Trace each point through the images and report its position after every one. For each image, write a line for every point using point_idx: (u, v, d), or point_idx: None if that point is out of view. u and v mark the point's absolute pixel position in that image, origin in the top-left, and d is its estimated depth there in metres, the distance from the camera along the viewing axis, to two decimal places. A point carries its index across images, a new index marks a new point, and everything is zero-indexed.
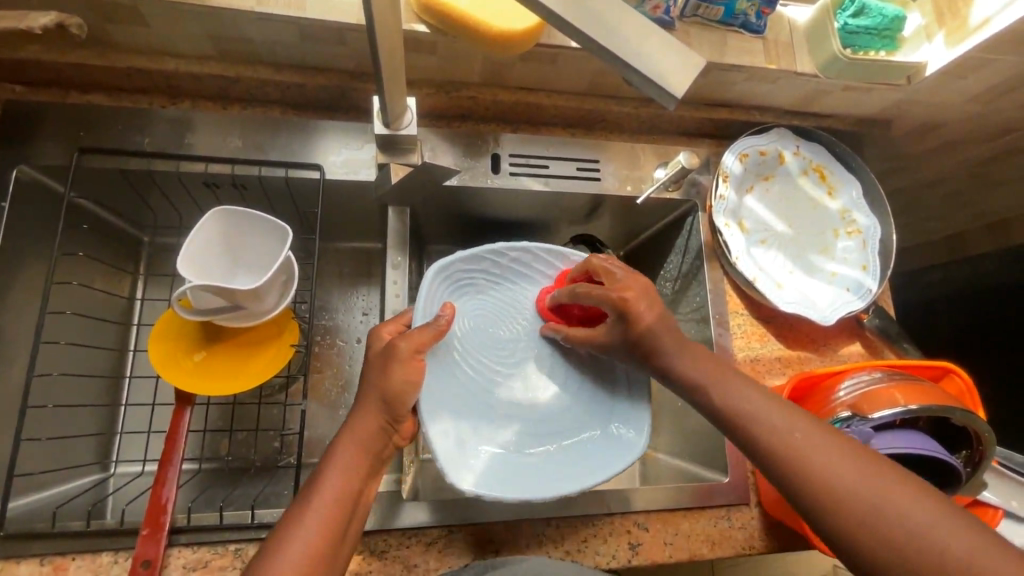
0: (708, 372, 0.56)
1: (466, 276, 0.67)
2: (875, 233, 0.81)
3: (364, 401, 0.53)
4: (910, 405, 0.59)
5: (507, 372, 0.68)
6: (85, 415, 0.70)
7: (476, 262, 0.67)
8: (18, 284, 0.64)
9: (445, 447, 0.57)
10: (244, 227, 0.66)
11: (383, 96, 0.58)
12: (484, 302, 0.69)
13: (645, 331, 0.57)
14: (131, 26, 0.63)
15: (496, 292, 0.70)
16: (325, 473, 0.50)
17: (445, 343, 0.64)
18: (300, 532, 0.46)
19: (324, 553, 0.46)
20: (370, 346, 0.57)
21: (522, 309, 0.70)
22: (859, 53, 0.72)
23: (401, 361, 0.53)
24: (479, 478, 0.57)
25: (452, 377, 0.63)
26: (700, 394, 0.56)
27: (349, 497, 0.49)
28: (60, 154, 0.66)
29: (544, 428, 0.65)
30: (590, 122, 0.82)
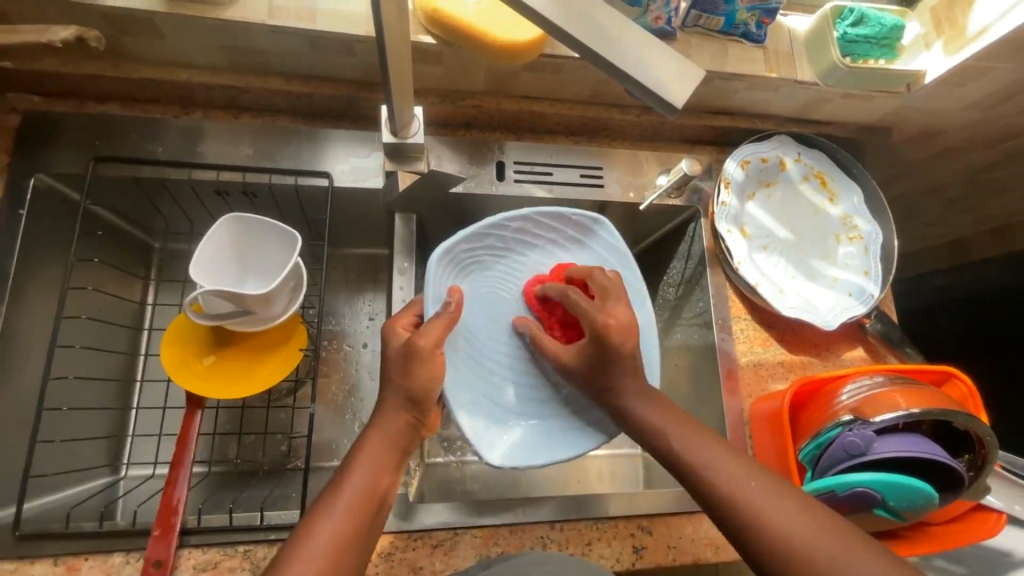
0: (678, 421, 0.56)
1: (472, 255, 0.66)
2: (877, 238, 0.82)
3: (387, 401, 0.54)
4: (911, 409, 0.60)
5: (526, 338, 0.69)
6: (97, 418, 0.71)
7: (479, 240, 0.66)
8: (32, 288, 0.65)
9: (478, 432, 0.61)
10: (255, 234, 0.67)
11: (391, 105, 0.60)
12: (490, 278, 0.68)
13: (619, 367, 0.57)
14: (146, 38, 0.65)
15: (503, 265, 0.69)
16: (351, 468, 0.51)
17: (461, 326, 0.64)
18: (327, 522, 0.48)
19: (346, 548, 0.47)
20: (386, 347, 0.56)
21: (530, 276, 0.70)
22: (858, 61, 0.73)
23: (423, 360, 0.53)
24: (510, 450, 0.62)
25: (469, 360, 0.64)
26: (670, 434, 0.55)
27: (371, 492, 0.50)
28: (76, 163, 0.68)
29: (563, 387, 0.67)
30: (593, 130, 0.83)
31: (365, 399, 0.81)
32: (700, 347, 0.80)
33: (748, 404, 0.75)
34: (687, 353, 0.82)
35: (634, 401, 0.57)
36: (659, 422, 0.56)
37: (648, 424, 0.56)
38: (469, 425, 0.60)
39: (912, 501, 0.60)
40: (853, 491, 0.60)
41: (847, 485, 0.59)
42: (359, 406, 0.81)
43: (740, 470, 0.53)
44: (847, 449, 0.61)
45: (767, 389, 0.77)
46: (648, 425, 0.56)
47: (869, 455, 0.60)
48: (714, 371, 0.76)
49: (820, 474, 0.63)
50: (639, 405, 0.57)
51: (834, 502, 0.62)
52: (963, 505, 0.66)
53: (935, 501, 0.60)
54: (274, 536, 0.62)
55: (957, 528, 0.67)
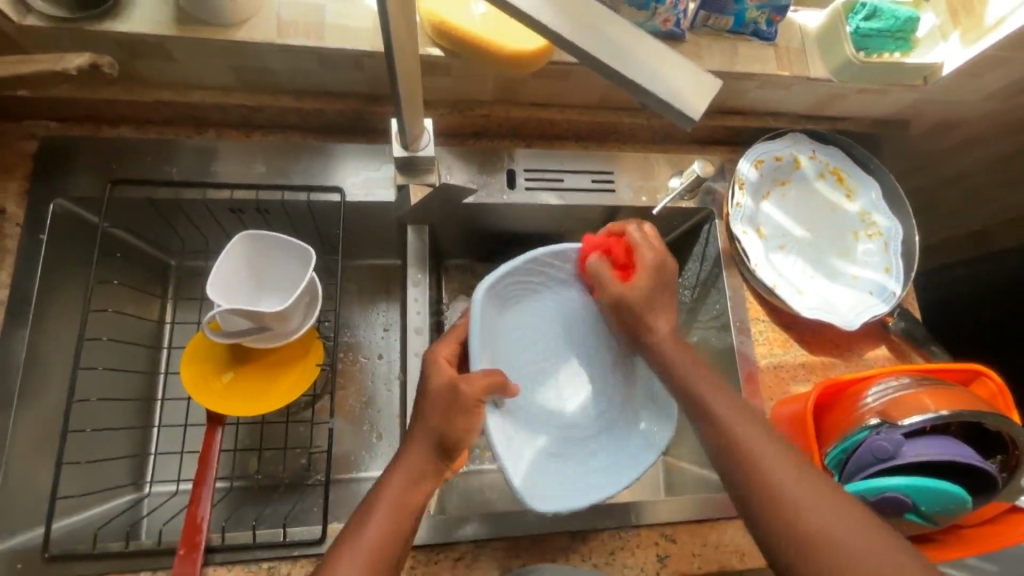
0: (707, 382, 0.60)
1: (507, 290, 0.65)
2: (896, 235, 0.80)
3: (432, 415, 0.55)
4: (941, 411, 0.58)
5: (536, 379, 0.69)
6: (120, 437, 0.72)
7: (520, 276, 0.66)
8: (53, 312, 0.67)
9: (509, 454, 0.59)
10: (271, 251, 0.68)
11: (400, 119, 0.59)
12: (518, 314, 0.68)
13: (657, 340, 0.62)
14: (159, 61, 0.66)
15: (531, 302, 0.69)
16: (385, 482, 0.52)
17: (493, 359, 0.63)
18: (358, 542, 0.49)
19: (379, 557, 0.49)
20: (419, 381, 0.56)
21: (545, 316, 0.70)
22: (872, 56, 0.72)
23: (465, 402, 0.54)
24: (538, 487, 0.60)
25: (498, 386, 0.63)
26: (689, 375, 0.60)
27: (403, 505, 0.51)
28: (93, 186, 0.69)
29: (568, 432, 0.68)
30: (603, 135, 0.83)
31: (382, 410, 0.82)
32: (719, 350, 0.79)
33: (769, 407, 0.74)
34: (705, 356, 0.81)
35: (664, 337, 0.62)
36: (680, 360, 0.61)
37: (666, 359, 0.62)
38: (503, 444, 0.59)
39: (944, 505, 0.59)
40: (883, 496, 0.58)
41: (877, 491, 0.58)
42: (377, 417, 0.81)
43: (756, 433, 0.55)
44: (874, 453, 0.60)
45: (788, 392, 0.76)
46: (665, 359, 0.62)
47: (897, 459, 0.59)
48: (733, 374, 0.75)
49: (847, 479, 0.62)
50: (666, 343, 0.62)
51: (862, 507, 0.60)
52: (996, 508, 0.65)
53: (968, 505, 0.59)
54: (297, 552, 0.62)
55: (995, 530, 0.65)
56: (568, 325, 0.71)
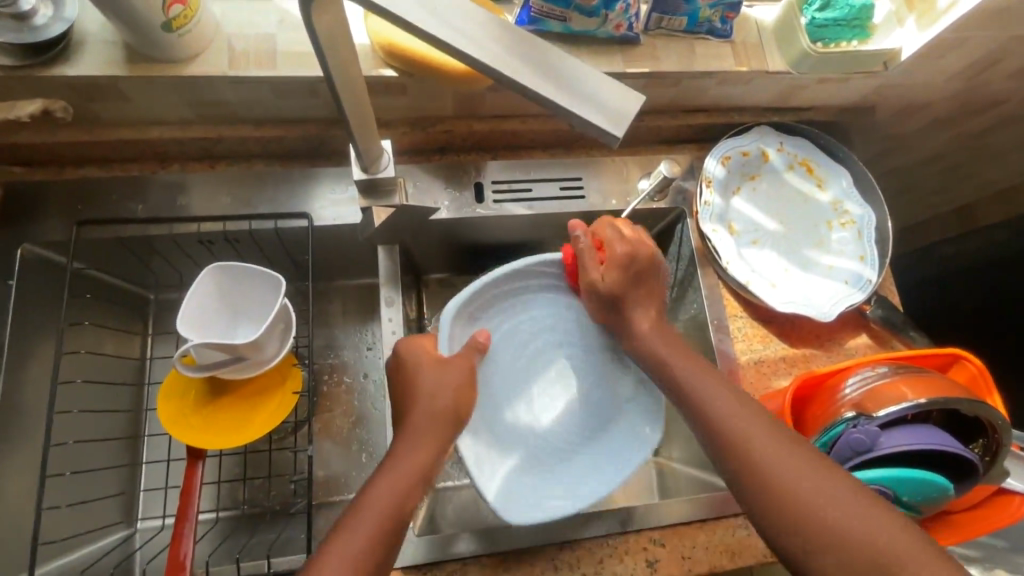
0: (695, 366, 0.60)
1: (512, 289, 0.70)
2: (870, 221, 0.80)
3: (423, 433, 0.55)
4: (917, 399, 0.58)
5: (517, 403, 0.70)
6: (105, 477, 0.72)
7: (530, 278, 0.70)
8: (28, 359, 0.67)
9: (481, 464, 0.63)
10: (241, 281, 0.68)
11: (354, 142, 0.59)
12: (506, 336, 0.70)
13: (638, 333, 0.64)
14: (115, 102, 0.66)
15: (528, 330, 0.72)
16: (374, 499, 0.51)
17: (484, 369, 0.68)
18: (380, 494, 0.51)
19: (392, 518, 0.50)
20: (407, 355, 0.60)
21: (533, 326, 0.72)
22: (830, 45, 0.71)
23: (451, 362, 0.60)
24: (514, 498, 0.61)
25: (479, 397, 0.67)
26: (671, 363, 0.61)
27: (397, 515, 0.51)
28: (61, 229, 0.69)
29: (551, 447, 0.68)
30: (569, 141, 0.83)
31: (369, 430, 0.81)
32: (699, 349, 0.79)
33: None
34: None
35: (647, 335, 0.63)
36: (668, 358, 0.61)
37: (653, 354, 0.62)
38: (474, 456, 0.63)
39: (926, 494, 0.58)
40: None
41: None
42: (365, 437, 0.81)
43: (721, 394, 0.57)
44: (853, 447, 0.59)
45: (770, 387, 0.75)
46: (653, 355, 0.62)
47: (876, 450, 0.58)
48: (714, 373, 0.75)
49: None
50: (652, 338, 0.63)
51: None
52: (983, 491, 0.64)
53: (949, 493, 0.58)
54: None
55: (980, 514, 0.64)
56: (561, 335, 0.73)
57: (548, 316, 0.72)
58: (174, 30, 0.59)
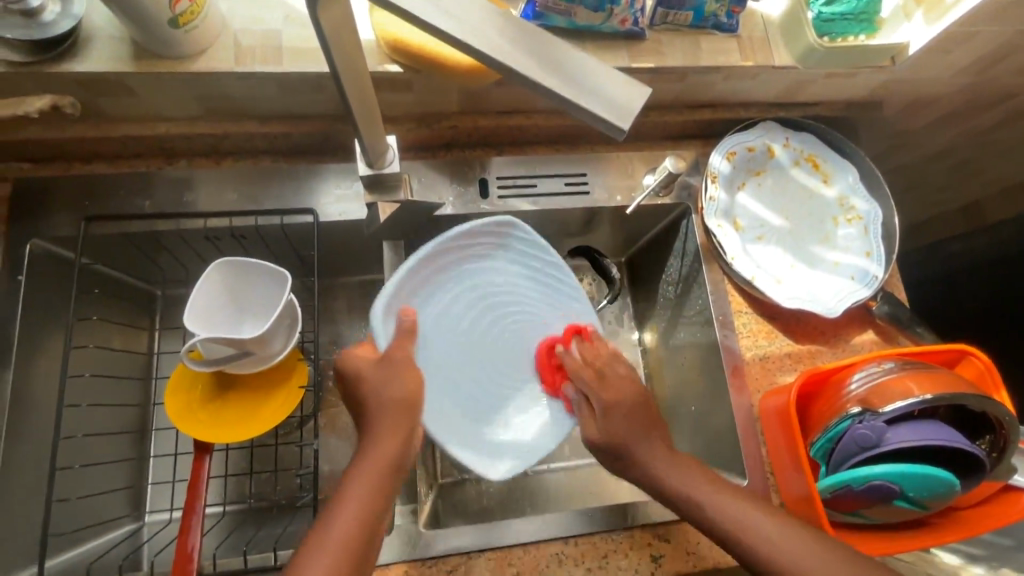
0: (698, 475, 0.59)
1: (431, 269, 0.66)
2: (876, 217, 0.80)
3: (381, 432, 0.55)
4: (924, 395, 0.58)
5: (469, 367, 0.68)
6: (113, 470, 0.73)
7: (454, 251, 0.67)
8: (37, 352, 0.68)
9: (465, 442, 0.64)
10: (247, 276, 0.68)
11: (360, 138, 0.59)
12: (438, 313, 0.67)
13: (600, 438, 0.62)
14: (122, 97, 0.66)
15: (449, 305, 0.68)
16: (346, 496, 0.51)
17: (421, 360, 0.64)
18: (347, 505, 0.51)
19: (366, 520, 0.51)
20: (345, 376, 0.58)
21: (456, 300, 0.68)
22: (837, 40, 0.70)
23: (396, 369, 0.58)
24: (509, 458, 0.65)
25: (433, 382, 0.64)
26: (686, 488, 0.58)
27: (365, 517, 0.51)
28: (69, 224, 0.70)
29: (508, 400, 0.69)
30: (574, 137, 0.83)
31: None
32: (704, 345, 0.79)
33: (756, 400, 0.74)
34: (693, 351, 0.81)
35: (655, 464, 0.60)
36: (678, 483, 0.59)
37: (660, 478, 0.59)
38: (456, 437, 0.63)
39: (932, 490, 0.58)
40: (869, 484, 0.58)
41: (861, 479, 0.57)
42: None
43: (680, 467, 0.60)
44: (859, 442, 0.59)
45: (775, 383, 0.75)
46: (659, 479, 0.59)
47: (882, 446, 0.58)
48: (719, 369, 0.75)
49: (834, 469, 0.62)
50: (658, 464, 0.60)
51: (851, 496, 0.60)
52: (991, 488, 0.64)
53: (956, 489, 0.58)
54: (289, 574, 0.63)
55: (987, 511, 0.64)
56: (495, 293, 0.70)
57: (469, 283, 0.69)
58: (181, 26, 0.59)
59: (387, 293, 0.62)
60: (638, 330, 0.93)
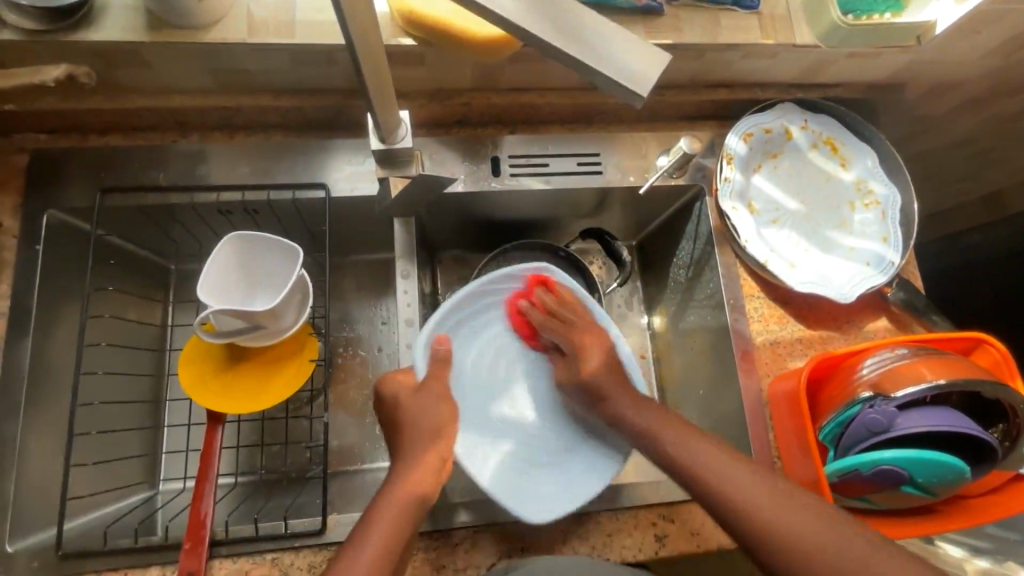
0: (678, 431, 0.59)
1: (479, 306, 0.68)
2: (894, 203, 0.78)
3: (420, 455, 0.56)
4: (938, 381, 0.57)
5: (505, 404, 0.68)
6: (129, 439, 0.75)
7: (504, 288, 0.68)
8: (54, 320, 0.69)
9: (474, 453, 0.62)
10: (259, 250, 0.69)
11: (373, 111, 0.59)
12: (480, 350, 0.68)
13: (591, 374, 0.64)
14: (136, 68, 0.66)
15: (494, 344, 0.69)
16: (378, 514, 0.52)
17: (460, 384, 0.65)
18: (386, 510, 0.52)
19: (400, 529, 0.52)
20: (385, 404, 0.61)
21: (498, 337, 0.69)
22: (861, 17, 0.69)
23: (435, 395, 0.60)
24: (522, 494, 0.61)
25: (469, 402, 0.65)
26: (688, 455, 0.57)
27: (404, 527, 0.52)
28: (86, 195, 0.70)
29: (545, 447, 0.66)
30: (587, 116, 0.82)
31: None
32: (714, 330, 0.78)
33: (765, 385, 0.74)
34: (702, 336, 0.81)
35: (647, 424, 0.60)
36: (679, 445, 0.57)
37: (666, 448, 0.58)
38: (467, 450, 0.62)
39: (942, 477, 0.58)
40: (877, 469, 0.57)
41: (870, 464, 0.57)
42: None
43: (703, 448, 0.56)
44: (868, 427, 0.58)
45: (786, 368, 0.75)
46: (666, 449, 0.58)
47: (892, 431, 0.58)
48: (729, 353, 0.75)
49: (842, 453, 0.61)
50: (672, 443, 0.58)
51: (859, 481, 0.60)
52: (1001, 477, 0.63)
53: (966, 477, 0.58)
54: (299, 543, 0.64)
55: (995, 501, 0.63)
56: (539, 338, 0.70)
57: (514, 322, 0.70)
58: None
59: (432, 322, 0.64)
60: (648, 313, 0.93)
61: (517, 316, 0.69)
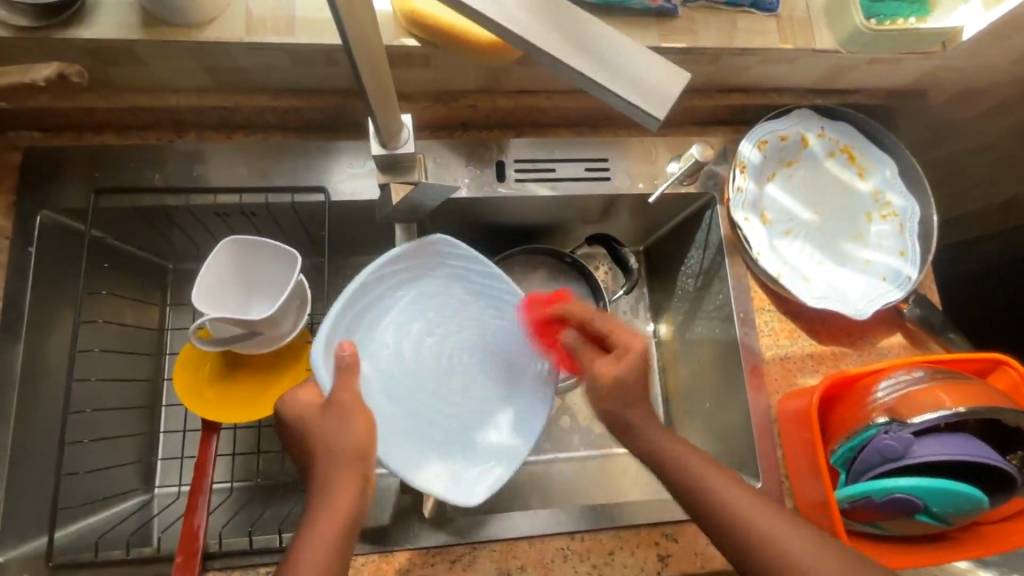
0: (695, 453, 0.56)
1: (364, 302, 0.62)
2: (914, 214, 0.75)
3: (337, 482, 0.50)
4: (957, 407, 0.55)
5: (422, 394, 0.65)
6: (124, 444, 0.73)
7: (391, 275, 0.64)
8: (48, 324, 0.67)
9: (447, 478, 0.60)
10: (256, 256, 0.67)
11: (373, 116, 0.56)
12: (378, 346, 0.64)
13: (612, 380, 0.57)
14: (131, 66, 0.64)
15: (390, 336, 0.65)
16: (301, 556, 0.47)
17: (371, 393, 0.61)
18: (317, 542, 0.48)
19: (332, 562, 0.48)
20: (292, 426, 0.53)
21: (391, 330, 0.65)
22: (886, 22, 0.66)
23: (343, 412, 0.52)
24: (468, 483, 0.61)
25: (390, 408, 0.62)
26: (705, 481, 0.54)
27: (334, 558, 0.48)
28: (79, 196, 0.68)
29: (468, 428, 0.65)
30: (596, 120, 0.79)
31: None
32: (722, 342, 0.76)
33: (775, 401, 0.72)
34: (710, 348, 0.78)
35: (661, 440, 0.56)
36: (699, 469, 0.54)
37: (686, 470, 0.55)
38: (444, 478, 0.60)
39: (959, 506, 0.56)
40: (891, 497, 0.55)
41: (883, 492, 0.55)
42: None
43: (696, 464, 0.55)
44: (882, 453, 0.56)
45: (796, 384, 0.73)
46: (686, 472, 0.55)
47: (908, 459, 0.56)
48: (737, 368, 0.73)
49: (854, 478, 0.59)
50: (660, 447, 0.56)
51: (871, 508, 0.58)
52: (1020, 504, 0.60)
53: (984, 506, 0.56)
54: None
55: (1014, 528, 0.61)
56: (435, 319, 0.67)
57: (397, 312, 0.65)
58: None
59: (324, 334, 0.58)
60: (653, 321, 0.90)
61: (534, 322, 0.67)
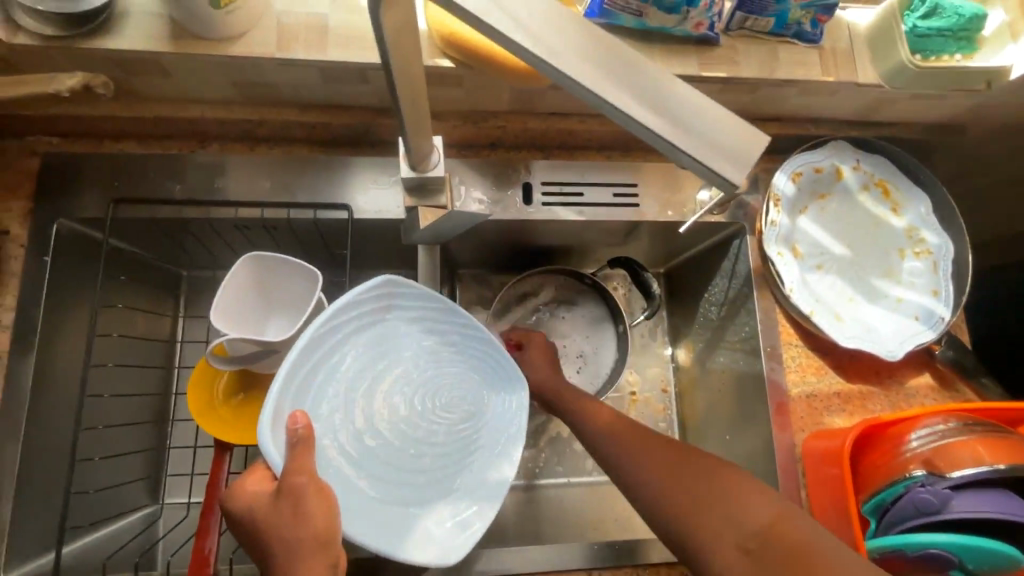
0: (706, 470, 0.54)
1: (309, 359, 0.52)
2: (947, 253, 0.74)
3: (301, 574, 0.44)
4: (997, 464, 0.54)
5: (391, 447, 0.56)
6: (132, 459, 0.72)
7: (339, 323, 0.54)
8: (61, 335, 0.66)
9: (434, 533, 0.54)
10: (275, 273, 0.65)
11: (406, 138, 0.54)
12: (333, 403, 0.54)
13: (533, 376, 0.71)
14: (157, 77, 0.63)
15: (343, 388, 0.55)
16: None
17: (335, 461, 0.53)
18: None
19: None
20: (242, 519, 0.48)
21: (342, 385, 0.55)
22: (930, 58, 0.65)
23: (302, 498, 0.45)
24: (453, 536, 0.55)
25: (358, 470, 0.54)
26: (713, 502, 0.52)
27: None
28: (96, 205, 0.67)
29: (442, 479, 0.58)
30: (626, 144, 0.77)
31: None
32: (747, 375, 0.74)
33: (799, 440, 0.70)
34: (733, 380, 0.77)
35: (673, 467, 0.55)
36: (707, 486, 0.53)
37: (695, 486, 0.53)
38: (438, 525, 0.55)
39: (994, 564, 0.54)
40: (925, 551, 0.54)
41: (918, 546, 0.54)
42: None
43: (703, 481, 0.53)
44: (917, 506, 0.55)
45: (821, 423, 0.71)
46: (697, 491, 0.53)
47: (944, 513, 0.54)
48: (763, 404, 0.71)
49: (884, 527, 0.58)
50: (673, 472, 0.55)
51: (902, 560, 0.56)
52: None
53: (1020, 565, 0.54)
54: None
55: None
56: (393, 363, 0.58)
57: (351, 361, 0.56)
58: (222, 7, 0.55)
59: (272, 404, 0.49)
60: (672, 346, 0.89)
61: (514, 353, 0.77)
